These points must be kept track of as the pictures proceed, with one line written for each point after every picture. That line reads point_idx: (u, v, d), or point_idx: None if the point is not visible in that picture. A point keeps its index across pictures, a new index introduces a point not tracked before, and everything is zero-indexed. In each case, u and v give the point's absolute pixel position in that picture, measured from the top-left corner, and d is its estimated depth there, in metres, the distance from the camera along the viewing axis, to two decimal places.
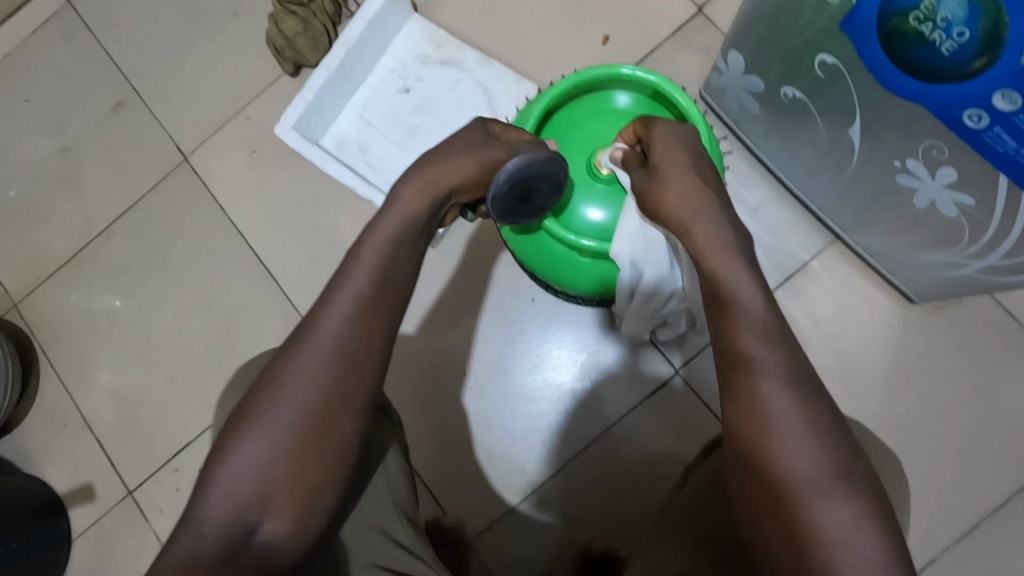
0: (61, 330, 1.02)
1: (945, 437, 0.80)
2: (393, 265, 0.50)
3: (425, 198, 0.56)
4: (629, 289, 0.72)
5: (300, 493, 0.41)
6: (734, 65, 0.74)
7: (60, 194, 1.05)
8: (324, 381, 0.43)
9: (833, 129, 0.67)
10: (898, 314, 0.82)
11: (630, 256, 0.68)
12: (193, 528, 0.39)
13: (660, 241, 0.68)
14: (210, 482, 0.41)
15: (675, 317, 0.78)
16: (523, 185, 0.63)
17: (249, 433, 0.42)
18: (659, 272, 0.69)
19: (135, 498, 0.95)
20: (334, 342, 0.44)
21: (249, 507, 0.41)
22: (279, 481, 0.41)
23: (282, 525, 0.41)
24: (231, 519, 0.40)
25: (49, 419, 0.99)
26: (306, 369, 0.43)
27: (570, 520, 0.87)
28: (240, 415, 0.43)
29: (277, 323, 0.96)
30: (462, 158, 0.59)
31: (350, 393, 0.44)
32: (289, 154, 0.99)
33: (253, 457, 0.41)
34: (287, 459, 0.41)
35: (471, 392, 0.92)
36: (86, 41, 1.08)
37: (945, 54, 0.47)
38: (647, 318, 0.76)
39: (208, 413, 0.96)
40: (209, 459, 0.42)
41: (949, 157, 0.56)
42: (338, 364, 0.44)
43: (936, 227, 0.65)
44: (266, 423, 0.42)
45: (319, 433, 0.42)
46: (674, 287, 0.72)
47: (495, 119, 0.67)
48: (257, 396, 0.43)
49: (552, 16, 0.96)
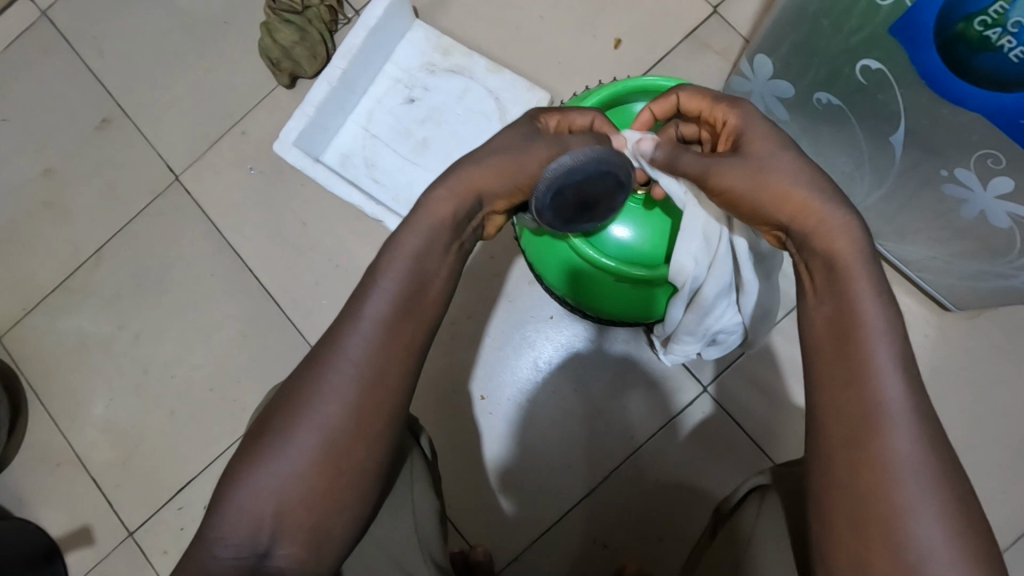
0: (51, 363, 0.96)
1: (986, 446, 0.78)
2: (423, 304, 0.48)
3: (453, 211, 0.52)
4: (685, 304, 0.66)
5: (310, 519, 0.44)
6: (762, 70, 0.71)
7: (44, 218, 0.99)
8: (337, 410, 0.45)
9: (874, 137, 0.64)
10: (932, 322, 0.80)
11: (693, 269, 0.63)
12: (208, 545, 0.42)
13: (726, 250, 0.62)
14: (231, 498, 0.43)
15: (726, 333, 0.70)
16: (571, 190, 0.53)
17: (264, 459, 0.44)
18: (723, 284, 0.64)
19: (136, 539, 0.90)
20: (350, 374, 0.45)
21: (261, 530, 0.43)
22: (292, 506, 0.43)
23: (295, 550, 0.43)
24: (248, 539, 0.43)
25: (41, 458, 0.93)
26: (322, 399, 0.45)
27: (601, 547, 0.84)
28: (256, 438, 0.45)
29: (282, 349, 0.91)
30: (499, 161, 0.53)
31: (365, 420, 0.45)
32: (289, 171, 0.94)
33: (268, 483, 0.43)
34: (301, 485, 0.44)
35: (488, 416, 0.88)
36: (65, 55, 1.02)
37: (1015, 61, 0.45)
38: (700, 335, 0.70)
39: (212, 447, 0.91)
40: (227, 480, 0.45)
41: (1006, 167, 0.54)
42: (353, 395, 0.45)
43: (985, 237, 0.63)
44: (281, 450, 0.44)
45: (331, 462, 0.44)
46: (733, 299, 0.67)
47: (546, 108, 0.58)
48: (272, 422, 0.45)
49: (561, 20, 0.92)
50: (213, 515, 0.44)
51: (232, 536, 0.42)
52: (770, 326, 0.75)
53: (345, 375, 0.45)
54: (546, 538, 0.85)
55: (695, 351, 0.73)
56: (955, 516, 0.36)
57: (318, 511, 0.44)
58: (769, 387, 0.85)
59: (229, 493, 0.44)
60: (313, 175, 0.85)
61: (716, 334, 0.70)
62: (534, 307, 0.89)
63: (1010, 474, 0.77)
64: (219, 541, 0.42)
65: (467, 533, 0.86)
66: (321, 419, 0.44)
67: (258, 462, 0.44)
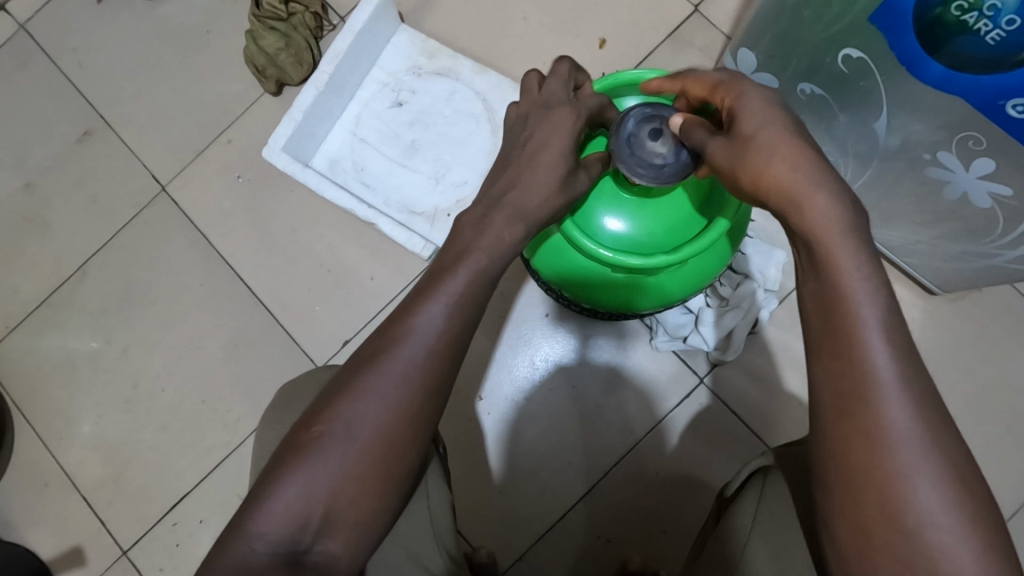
0: (37, 381, 0.94)
1: (980, 424, 0.79)
2: (480, 291, 0.46)
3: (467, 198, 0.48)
4: (736, 284, 0.84)
5: (354, 517, 0.43)
6: (744, 63, 0.73)
7: (27, 234, 0.97)
8: (394, 410, 0.43)
9: (857, 124, 0.66)
10: (919, 306, 0.82)
11: (750, 255, 0.84)
12: (246, 542, 0.42)
13: (775, 260, 0.84)
14: (271, 498, 0.43)
15: (737, 330, 0.83)
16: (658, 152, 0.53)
17: (317, 455, 0.43)
18: (763, 268, 0.84)
19: (130, 557, 0.88)
20: (412, 371, 0.44)
21: (307, 529, 0.43)
22: (344, 502, 0.43)
23: (335, 547, 0.43)
24: (291, 536, 0.42)
25: (29, 479, 0.91)
26: (370, 402, 0.43)
27: (606, 542, 0.84)
28: (306, 428, 0.44)
29: (275, 357, 0.90)
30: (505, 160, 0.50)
31: (415, 422, 0.44)
32: (278, 177, 0.94)
33: (316, 477, 0.43)
34: (351, 481, 0.43)
35: (489, 415, 0.88)
36: (45, 68, 1.01)
37: (991, 43, 0.47)
38: (743, 315, 0.83)
39: (205, 459, 0.89)
40: (273, 467, 0.44)
41: (987, 148, 0.56)
42: (405, 393, 0.44)
43: (967, 219, 0.65)
44: (335, 447, 0.43)
45: (379, 463, 0.44)
46: (753, 301, 0.83)
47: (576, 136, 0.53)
48: (324, 412, 0.44)
49: (546, 21, 0.93)
50: (248, 509, 0.43)
51: (274, 530, 0.42)
52: (740, 343, 0.83)
53: (397, 370, 0.44)
54: (550, 537, 0.85)
55: (730, 328, 0.83)
56: (950, 495, 0.37)
57: (361, 508, 0.44)
58: (766, 377, 0.86)
59: (270, 489, 0.43)
60: (302, 179, 0.84)
61: (734, 329, 0.83)
62: (528, 306, 0.89)
63: (1001, 452, 0.79)
64: (257, 535, 0.42)
65: (470, 536, 0.85)
66: (370, 421, 0.43)
67: (301, 458, 0.43)
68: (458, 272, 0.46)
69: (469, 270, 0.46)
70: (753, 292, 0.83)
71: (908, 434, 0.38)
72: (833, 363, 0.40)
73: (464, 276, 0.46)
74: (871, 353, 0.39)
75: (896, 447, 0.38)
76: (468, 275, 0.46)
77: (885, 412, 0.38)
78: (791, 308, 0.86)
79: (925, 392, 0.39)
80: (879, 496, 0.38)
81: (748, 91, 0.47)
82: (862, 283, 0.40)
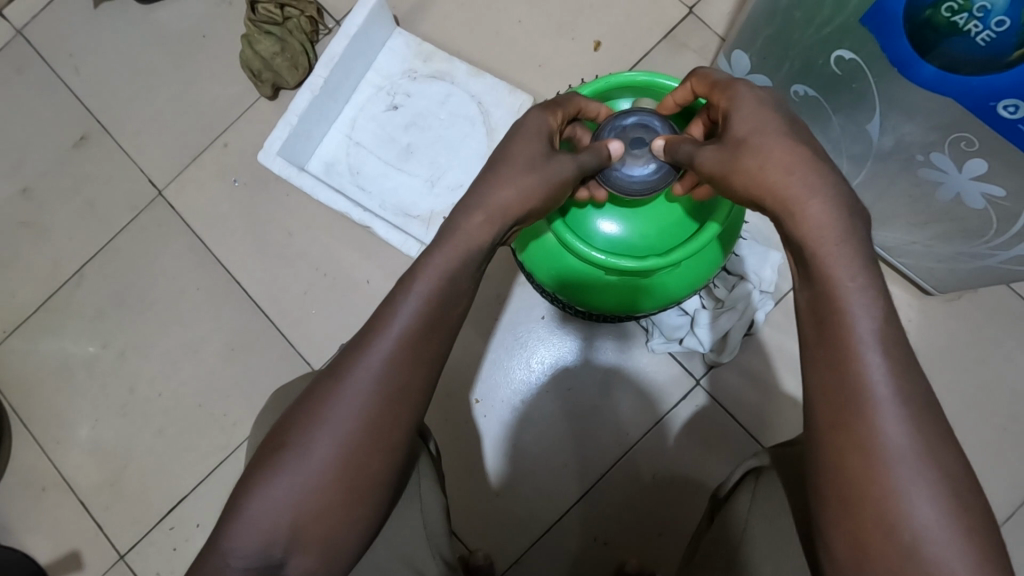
0: (34, 386, 0.94)
1: (976, 425, 0.79)
2: (450, 298, 0.45)
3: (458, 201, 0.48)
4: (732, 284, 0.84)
5: (326, 530, 0.43)
6: (738, 65, 0.73)
7: (23, 238, 0.98)
8: (360, 421, 0.43)
9: (850, 126, 0.66)
10: (914, 306, 0.82)
11: (746, 256, 0.84)
12: (219, 557, 0.42)
13: (771, 260, 0.84)
14: (242, 514, 0.43)
15: (732, 331, 0.83)
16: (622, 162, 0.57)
17: (285, 469, 0.43)
18: (760, 269, 0.84)
19: (127, 561, 0.88)
20: (380, 374, 0.43)
21: (280, 544, 0.43)
22: (320, 511, 0.43)
23: (307, 562, 0.43)
24: (263, 552, 0.43)
25: (26, 484, 0.91)
26: (336, 414, 0.43)
27: (602, 544, 0.84)
28: (275, 443, 0.44)
29: (272, 360, 0.90)
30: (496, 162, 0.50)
31: (384, 431, 0.44)
32: (274, 181, 0.94)
33: (286, 491, 0.43)
34: (320, 495, 0.43)
35: (485, 417, 0.88)
36: (41, 73, 1.01)
37: (982, 45, 0.47)
38: (739, 315, 0.83)
39: (202, 463, 0.89)
40: (244, 481, 0.45)
41: (979, 149, 0.56)
42: (372, 402, 0.43)
43: (961, 219, 0.65)
44: (301, 461, 0.43)
45: (354, 471, 0.44)
46: (749, 301, 0.83)
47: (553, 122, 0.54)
48: (295, 424, 0.44)
49: (541, 24, 0.93)
50: (223, 523, 0.44)
51: (245, 546, 0.42)
52: (735, 344, 0.83)
53: (363, 380, 0.44)
54: (546, 540, 0.84)
55: (726, 330, 0.83)
56: (940, 497, 0.37)
57: (333, 521, 0.44)
58: (762, 378, 0.86)
59: (252, 492, 0.43)
60: (297, 183, 0.84)
61: (730, 331, 0.83)
62: (524, 308, 0.89)
63: (998, 452, 0.78)
64: (233, 546, 0.42)
65: (466, 539, 0.85)
66: (339, 433, 0.43)
67: (269, 472, 0.44)
68: (421, 274, 0.45)
69: (450, 270, 0.45)
70: (749, 293, 0.83)
71: (899, 437, 0.38)
72: (827, 368, 0.40)
73: (427, 282, 0.45)
74: (862, 354, 0.39)
75: (887, 454, 0.38)
76: (430, 284, 0.45)
77: (874, 417, 0.38)
78: (788, 309, 0.86)
79: (916, 394, 0.39)
80: (870, 502, 0.38)
81: (742, 96, 0.48)
82: (853, 285, 0.40)
